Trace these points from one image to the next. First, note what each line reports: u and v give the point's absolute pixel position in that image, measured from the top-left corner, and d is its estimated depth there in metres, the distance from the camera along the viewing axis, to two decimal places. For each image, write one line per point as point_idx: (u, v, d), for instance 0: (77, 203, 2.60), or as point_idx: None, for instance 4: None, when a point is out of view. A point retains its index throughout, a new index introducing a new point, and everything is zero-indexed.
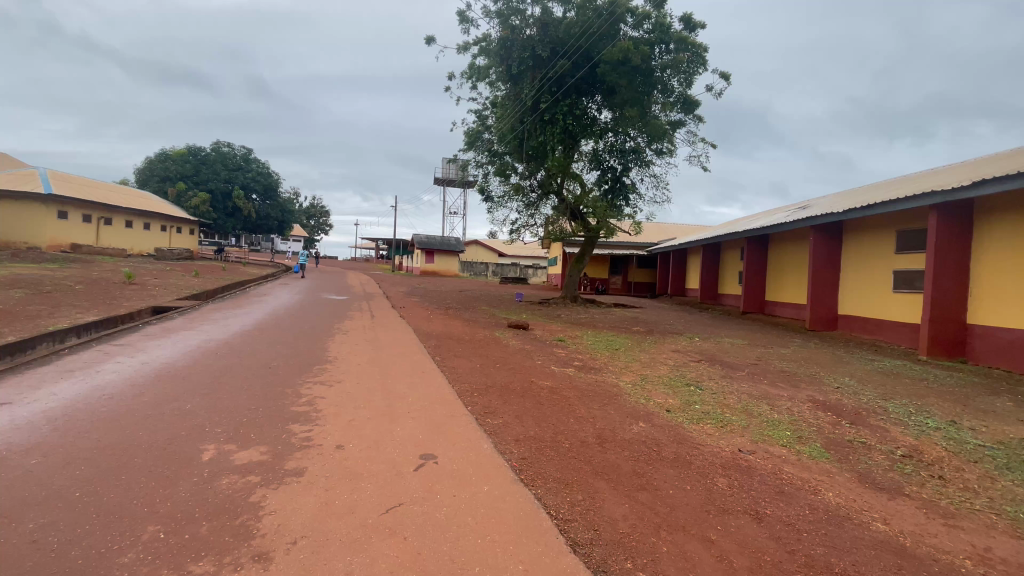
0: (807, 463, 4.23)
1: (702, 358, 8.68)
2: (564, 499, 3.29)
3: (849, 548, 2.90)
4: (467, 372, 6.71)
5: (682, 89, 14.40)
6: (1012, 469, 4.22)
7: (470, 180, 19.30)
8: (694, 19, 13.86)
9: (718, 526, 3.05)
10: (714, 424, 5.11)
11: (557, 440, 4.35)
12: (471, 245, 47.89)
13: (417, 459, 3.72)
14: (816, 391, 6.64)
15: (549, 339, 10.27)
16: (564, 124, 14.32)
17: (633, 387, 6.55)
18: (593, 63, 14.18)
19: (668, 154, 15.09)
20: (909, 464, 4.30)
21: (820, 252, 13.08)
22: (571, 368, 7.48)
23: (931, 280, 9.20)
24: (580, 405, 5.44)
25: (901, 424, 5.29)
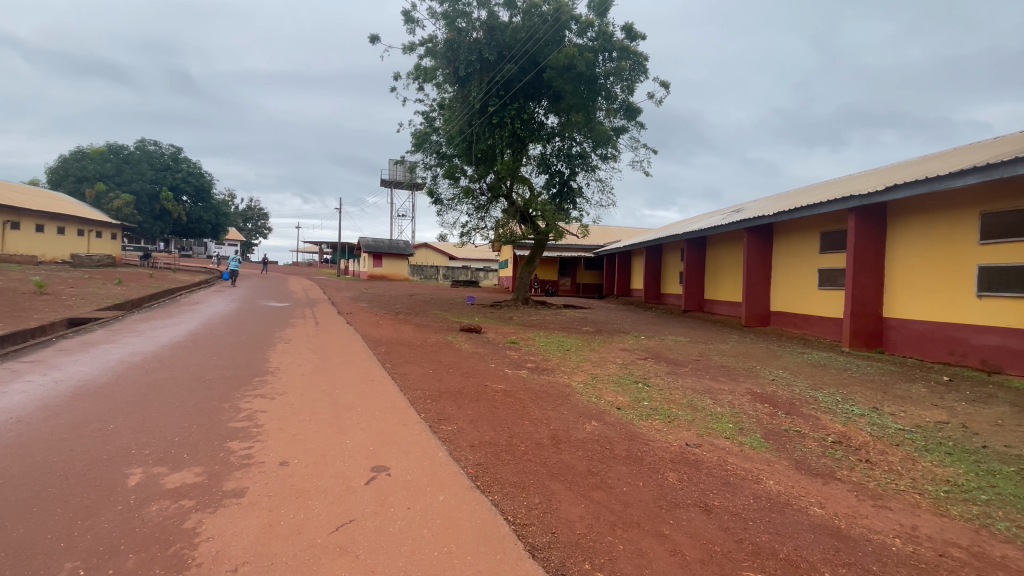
0: (749, 453, 4.44)
1: (649, 356, 8.94)
2: (520, 503, 3.27)
3: (791, 533, 3.05)
4: (419, 378, 6.57)
5: (625, 96, 14.79)
6: (927, 450, 4.63)
7: (418, 182, 19.01)
8: (635, 29, 14.30)
9: (671, 520, 3.13)
10: (662, 420, 5.26)
11: (512, 443, 4.34)
12: (420, 248, 47.20)
13: (368, 472, 3.58)
14: (753, 384, 7.02)
15: (502, 342, 10.25)
16: (512, 128, 14.43)
17: (584, 386, 6.64)
18: (540, 68, 14.35)
19: (613, 159, 15.46)
20: (839, 450, 4.61)
21: (754, 252, 13.87)
22: (524, 371, 7.48)
23: (852, 278, 9.96)
24: (534, 407, 5.44)
25: (831, 413, 5.67)
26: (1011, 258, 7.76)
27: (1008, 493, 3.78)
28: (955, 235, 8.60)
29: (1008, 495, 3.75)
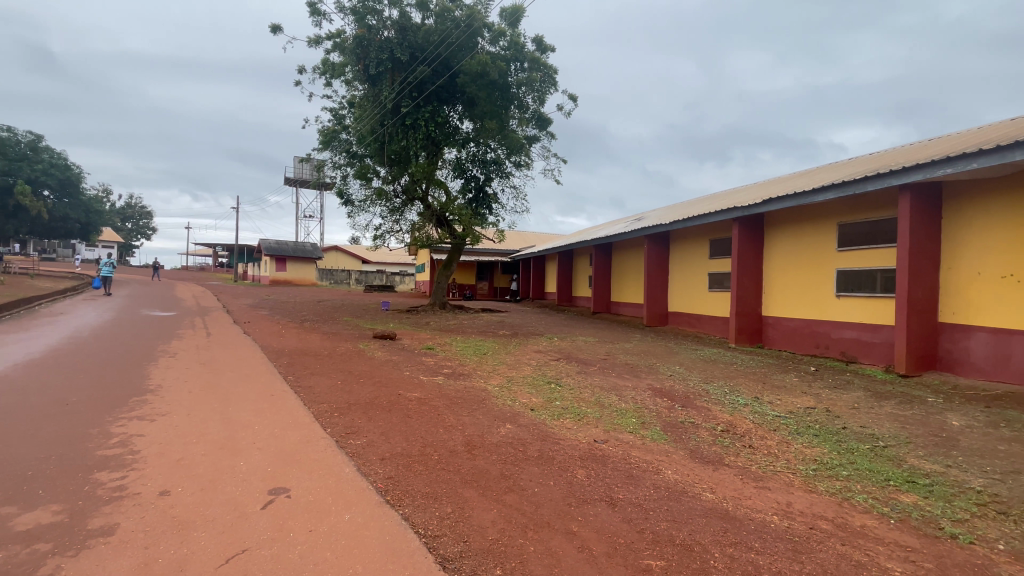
0: (651, 446, 4.74)
1: (561, 357, 9.25)
2: (432, 514, 3.21)
3: (686, 519, 3.28)
4: (327, 390, 6.22)
5: (536, 106, 15.18)
6: (798, 434, 5.25)
7: (326, 182, 18.11)
8: (545, 42, 14.77)
9: (579, 517, 3.24)
10: (573, 418, 5.46)
11: (425, 453, 4.25)
12: (329, 251, 44.90)
13: (266, 495, 3.32)
14: (654, 379, 7.54)
15: (417, 348, 10.05)
16: (426, 130, 14.22)
17: (499, 389, 6.70)
18: (453, 72, 14.31)
19: (526, 166, 15.79)
20: (727, 437, 5.09)
21: (655, 257, 14.92)
22: (439, 377, 7.39)
23: (737, 281, 11.09)
24: (448, 414, 5.38)
25: (720, 404, 6.24)
26: (859, 263, 8.94)
27: (862, 467, 4.37)
28: (815, 242, 9.86)
29: (862, 469, 4.34)
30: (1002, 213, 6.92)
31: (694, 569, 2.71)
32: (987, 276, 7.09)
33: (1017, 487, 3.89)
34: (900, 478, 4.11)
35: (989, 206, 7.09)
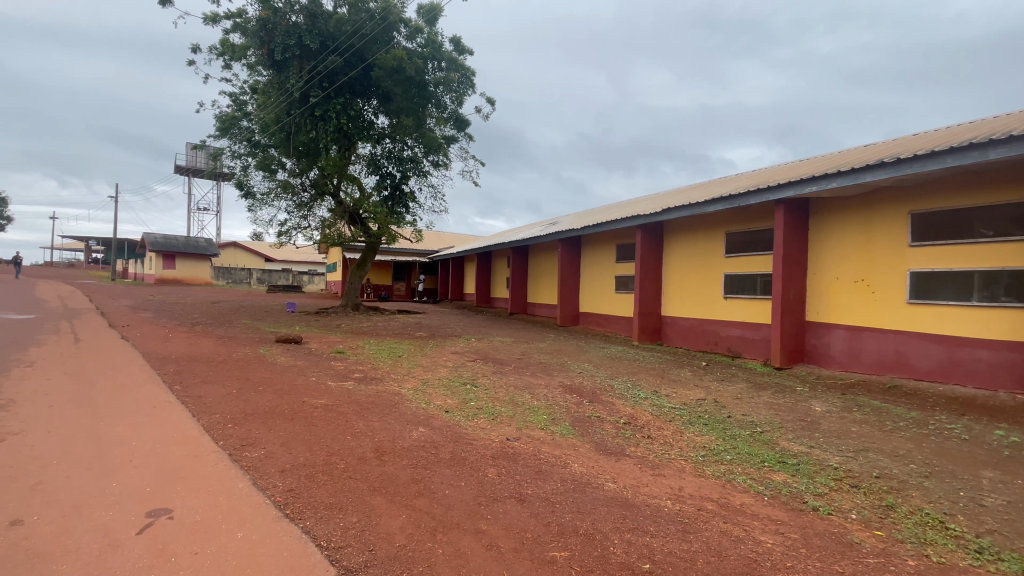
0: (560, 441, 4.92)
1: (477, 357, 9.28)
2: (336, 525, 3.08)
3: (590, 510, 3.44)
4: (220, 400, 5.71)
5: (454, 106, 15.04)
6: (690, 423, 5.74)
7: (225, 172, 16.69)
8: (462, 43, 14.73)
9: (488, 515, 3.28)
10: (487, 418, 5.51)
11: (331, 462, 4.07)
12: (228, 248, 41.29)
13: (143, 519, 2.99)
14: (565, 376, 7.84)
15: (326, 352, 9.56)
16: (338, 123, 13.58)
17: (413, 392, 6.58)
18: (367, 65, 13.81)
19: (444, 167, 15.61)
20: (629, 429, 5.43)
21: (568, 260, 15.51)
22: (349, 381, 7.09)
23: (641, 283, 11.88)
24: (358, 420, 5.18)
25: (624, 398, 6.65)
26: (742, 268, 9.93)
27: (743, 451, 4.87)
28: (707, 248, 10.81)
29: (743, 452, 4.84)
30: (853, 226, 8.06)
31: (596, 556, 2.85)
32: (842, 281, 8.22)
33: (862, 462, 4.55)
34: (772, 459, 4.63)
35: (843, 219, 8.22)
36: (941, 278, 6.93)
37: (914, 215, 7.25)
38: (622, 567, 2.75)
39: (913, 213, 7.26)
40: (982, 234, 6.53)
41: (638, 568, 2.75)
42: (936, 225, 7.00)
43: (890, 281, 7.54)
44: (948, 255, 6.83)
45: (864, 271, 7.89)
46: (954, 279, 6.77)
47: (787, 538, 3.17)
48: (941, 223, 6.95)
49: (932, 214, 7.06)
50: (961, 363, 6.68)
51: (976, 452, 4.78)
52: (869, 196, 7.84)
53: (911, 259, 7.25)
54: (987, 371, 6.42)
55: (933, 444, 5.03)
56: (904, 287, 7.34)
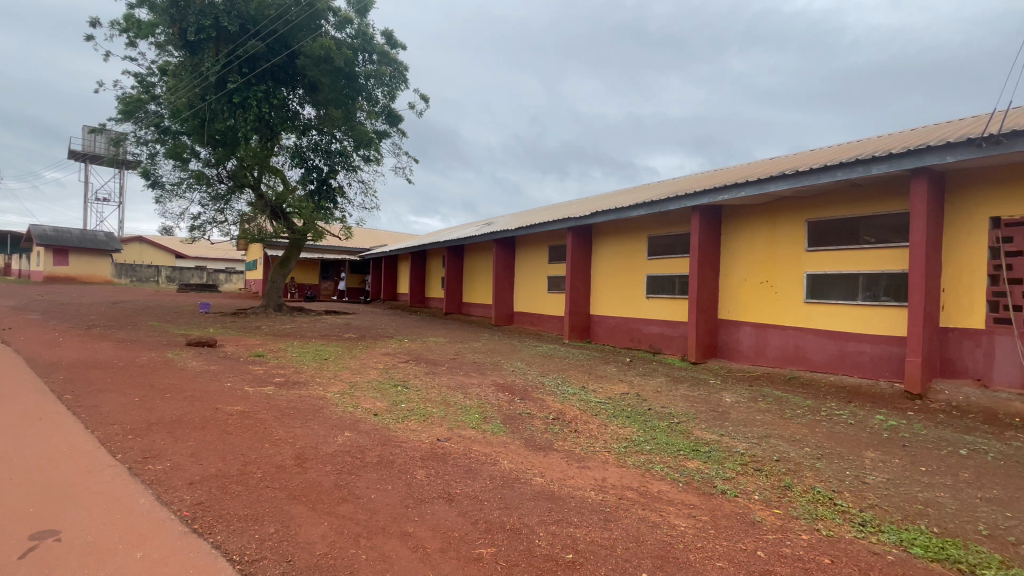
0: (491, 439, 4.96)
1: (409, 358, 9.11)
2: (250, 537, 2.91)
3: (517, 505, 3.50)
4: (118, 409, 5.19)
5: (386, 101, 14.64)
6: (615, 416, 6.01)
7: (128, 160, 15.19)
8: (394, 37, 14.38)
9: (415, 517, 3.25)
10: (417, 419, 5.44)
11: (246, 472, 3.83)
12: (131, 243, 37.54)
13: (21, 544, 2.66)
14: (498, 375, 7.90)
15: (244, 355, 8.97)
16: (259, 111, 12.72)
17: (339, 396, 6.34)
18: (292, 53, 13.11)
19: (375, 162, 15.15)
20: (557, 425, 5.58)
21: (502, 259, 15.63)
22: (270, 386, 6.71)
23: (571, 283, 12.26)
24: (278, 426, 4.92)
25: (554, 394, 6.83)
26: (664, 269, 10.51)
27: (661, 441, 5.17)
28: (632, 250, 11.34)
29: (661, 442, 5.14)
30: (760, 232, 8.79)
31: (521, 550, 2.91)
32: (750, 282, 8.94)
33: (765, 447, 4.98)
34: (688, 448, 4.96)
35: (751, 226, 8.94)
36: (832, 280, 7.73)
37: (811, 223, 8.03)
38: (546, 559, 2.83)
39: (809, 221, 8.04)
40: (865, 241, 7.35)
41: (562, 558, 2.85)
42: (828, 232, 7.81)
43: (790, 282, 8.31)
44: (838, 259, 7.63)
45: (769, 273, 8.63)
46: (842, 281, 7.59)
47: (698, 521, 3.40)
48: (833, 230, 7.76)
49: (825, 223, 7.86)
50: (848, 355, 7.49)
51: (859, 435, 5.39)
52: (773, 204, 8.59)
53: (808, 262, 8.02)
54: (869, 362, 7.25)
55: (824, 428, 5.62)
56: (802, 288, 8.11)
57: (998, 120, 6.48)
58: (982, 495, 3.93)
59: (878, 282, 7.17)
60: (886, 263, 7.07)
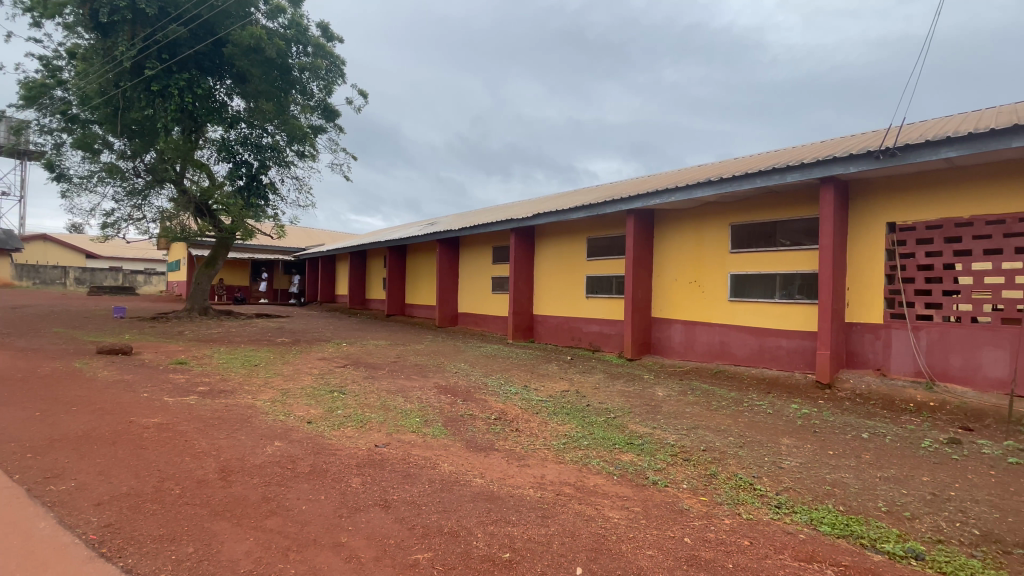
0: (431, 442, 4.90)
1: (347, 363, 8.81)
2: (166, 559, 2.71)
3: (455, 507, 3.48)
4: (12, 427, 4.65)
5: (322, 95, 14.06)
6: (555, 414, 6.12)
7: (29, 150, 13.72)
8: (330, 29, 13.87)
9: (349, 526, 3.15)
10: (354, 426, 5.27)
11: (163, 488, 3.56)
12: (31, 241, 33.82)
13: None
14: (440, 377, 7.82)
15: (164, 363, 8.32)
16: (181, 101, 11.81)
17: (270, 404, 6.02)
18: (218, 40, 12.31)
19: (311, 158, 14.52)
20: (499, 424, 5.61)
21: (445, 260, 15.49)
22: (193, 396, 6.26)
23: (514, 283, 12.37)
24: (201, 439, 4.61)
25: (496, 394, 6.85)
26: (602, 269, 10.83)
27: (598, 436, 5.33)
28: (572, 251, 11.60)
29: (598, 437, 5.29)
30: (689, 234, 9.26)
31: (458, 553, 2.89)
32: (681, 281, 9.40)
33: (693, 438, 5.25)
34: (622, 442, 5.14)
35: (682, 228, 9.40)
36: (754, 279, 8.27)
37: (735, 226, 8.56)
38: (483, 560, 2.84)
39: (734, 224, 8.56)
40: (782, 243, 7.94)
41: (499, 558, 2.86)
42: (750, 235, 8.35)
43: (716, 282, 8.81)
44: (758, 260, 8.18)
45: (698, 273, 9.11)
46: (762, 280, 8.15)
47: (631, 512, 3.53)
48: (754, 233, 8.31)
49: (748, 226, 8.40)
50: (767, 349, 8.06)
51: (777, 423, 5.82)
52: (702, 208, 9.07)
53: (732, 263, 8.54)
54: (785, 356, 7.82)
55: (747, 418, 6.01)
56: (727, 287, 8.63)
57: (893, 135, 7.19)
58: (880, 474, 4.36)
59: (793, 282, 7.76)
60: (799, 264, 7.66)
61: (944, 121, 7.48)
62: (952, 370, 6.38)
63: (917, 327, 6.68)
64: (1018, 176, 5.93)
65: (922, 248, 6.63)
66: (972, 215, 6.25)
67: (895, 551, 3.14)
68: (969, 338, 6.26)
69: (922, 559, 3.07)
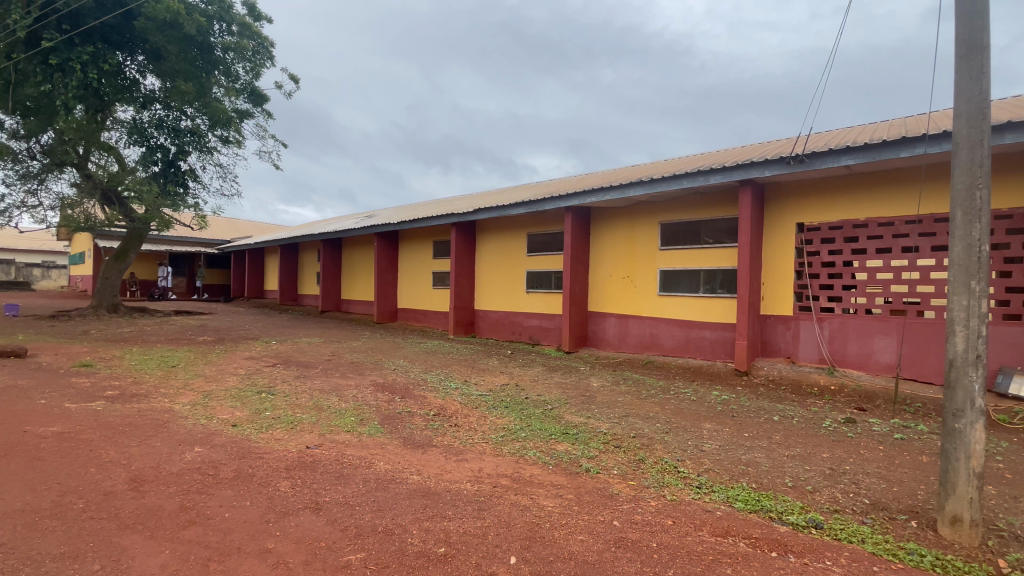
0: (366, 442, 4.79)
1: (277, 362, 8.38)
2: None
3: (391, 505, 3.45)
4: None
5: (248, 78, 13.16)
6: (494, 407, 6.18)
7: None
8: (258, 8, 13.00)
9: (277, 532, 3.03)
10: (284, 427, 5.05)
11: (64, 503, 3.25)
12: None
13: None
14: (377, 375, 7.65)
15: (65, 366, 7.54)
16: (85, 77, 10.55)
17: (190, 408, 5.63)
18: (129, 11, 11.15)
19: (236, 144, 13.64)
20: (437, 420, 5.58)
21: (383, 255, 15.14)
22: (101, 401, 5.73)
23: (454, 278, 12.33)
24: (108, 447, 4.24)
25: (435, 390, 6.81)
26: (540, 265, 11.02)
27: (535, 427, 5.45)
28: (512, 246, 11.71)
29: (535, 429, 5.41)
30: (623, 232, 9.63)
31: (393, 551, 2.88)
32: (615, 276, 9.77)
33: (624, 426, 5.51)
34: (558, 432, 5.29)
35: (616, 225, 9.75)
36: (681, 275, 8.75)
37: (664, 224, 9.00)
38: (418, 556, 2.84)
39: (663, 222, 9.00)
40: (706, 241, 8.44)
41: (435, 553, 2.87)
42: (678, 233, 8.82)
43: (646, 277, 9.23)
44: (685, 257, 8.66)
45: (630, 268, 9.50)
46: (688, 275, 8.63)
47: (565, 499, 3.65)
48: (681, 231, 8.78)
49: (675, 224, 8.86)
50: (693, 340, 8.55)
51: (701, 409, 6.22)
52: (634, 207, 9.44)
53: (662, 259, 8.98)
54: (709, 346, 8.34)
55: (673, 406, 6.37)
56: (656, 282, 9.06)
57: (802, 143, 7.80)
58: (788, 452, 4.78)
59: (716, 277, 8.28)
60: (721, 261, 8.19)
61: (845, 132, 8.24)
62: (849, 356, 7.11)
63: (821, 318, 7.37)
64: (904, 184, 6.64)
65: (826, 247, 7.28)
66: (866, 218, 6.96)
67: (799, 521, 3.46)
68: (864, 327, 7.00)
69: (821, 528, 3.41)
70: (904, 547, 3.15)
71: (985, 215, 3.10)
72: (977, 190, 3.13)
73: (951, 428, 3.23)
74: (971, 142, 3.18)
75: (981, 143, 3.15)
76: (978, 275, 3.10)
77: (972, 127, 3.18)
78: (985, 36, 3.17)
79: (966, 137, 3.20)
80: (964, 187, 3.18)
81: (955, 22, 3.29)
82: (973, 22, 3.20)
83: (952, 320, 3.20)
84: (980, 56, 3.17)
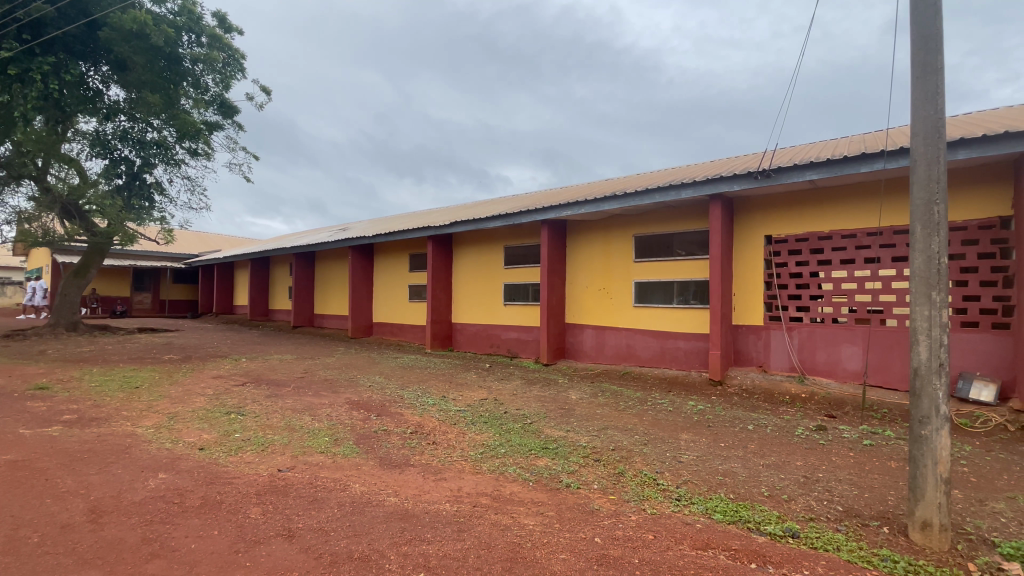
0: (342, 463, 4.65)
1: (247, 381, 8.11)
2: None
3: (367, 530, 3.35)
4: None
5: (218, 89, 12.88)
6: (473, 423, 6.09)
7: None
8: (228, 20, 12.81)
9: (248, 562, 2.90)
10: (255, 450, 4.88)
11: (17, 538, 3.04)
12: None
13: None
14: (352, 392, 7.47)
15: (19, 389, 7.12)
16: (46, 88, 10.13)
17: (154, 432, 5.38)
18: (94, 22, 10.85)
19: (205, 156, 13.34)
20: (414, 438, 5.48)
21: (358, 268, 14.93)
22: (58, 426, 5.43)
23: (431, 291, 12.23)
24: (65, 476, 4.01)
25: (413, 407, 6.67)
26: (517, 277, 11.03)
27: (514, 442, 5.40)
28: (488, 259, 11.71)
29: (515, 444, 5.35)
30: (598, 244, 9.74)
31: None
32: (591, 288, 9.86)
33: (603, 438, 5.51)
34: (538, 447, 5.25)
35: (591, 238, 9.86)
36: (655, 286, 8.88)
37: (638, 237, 9.13)
38: None
39: (637, 235, 9.14)
40: (678, 253, 8.60)
41: None
42: (652, 245, 8.96)
43: (622, 289, 9.33)
44: (659, 269, 8.80)
45: (606, 280, 9.60)
46: (663, 286, 8.76)
47: (545, 517, 3.61)
48: (655, 243, 8.93)
49: (648, 237, 9.01)
50: (668, 350, 8.65)
51: (677, 419, 6.29)
52: (609, 220, 9.57)
53: (636, 271, 9.10)
54: (683, 356, 8.45)
55: (650, 417, 6.41)
56: (632, 294, 9.17)
57: (768, 158, 8.06)
58: (763, 461, 4.85)
59: (689, 288, 8.43)
60: (694, 272, 8.34)
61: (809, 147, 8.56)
62: (819, 364, 7.30)
63: (790, 327, 7.57)
64: (866, 198, 6.92)
65: (794, 258, 7.52)
66: (831, 230, 7.20)
67: (776, 531, 3.50)
68: (831, 336, 7.20)
69: (797, 536, 3.45)
70: (879, 554, 3.21)
71: (943, 229, 3.23)
72: (935, 206, 3.27)
73: (919, 435, 3.33)
74: (928, 159, 3.33)
75: (939, 159, 3.30)
76: (938, 286, 3.22)
77: (929, 146, 3.34)
78: (939, 58, 3.34)
79: (923, 155, 3.35)
80: (922, 202, 3.33)
81: (911, 45, 3.45)
82: (928, 45, 3.37)
83: (915, 329, 3.32)
84: (934, 77, 3.34)
